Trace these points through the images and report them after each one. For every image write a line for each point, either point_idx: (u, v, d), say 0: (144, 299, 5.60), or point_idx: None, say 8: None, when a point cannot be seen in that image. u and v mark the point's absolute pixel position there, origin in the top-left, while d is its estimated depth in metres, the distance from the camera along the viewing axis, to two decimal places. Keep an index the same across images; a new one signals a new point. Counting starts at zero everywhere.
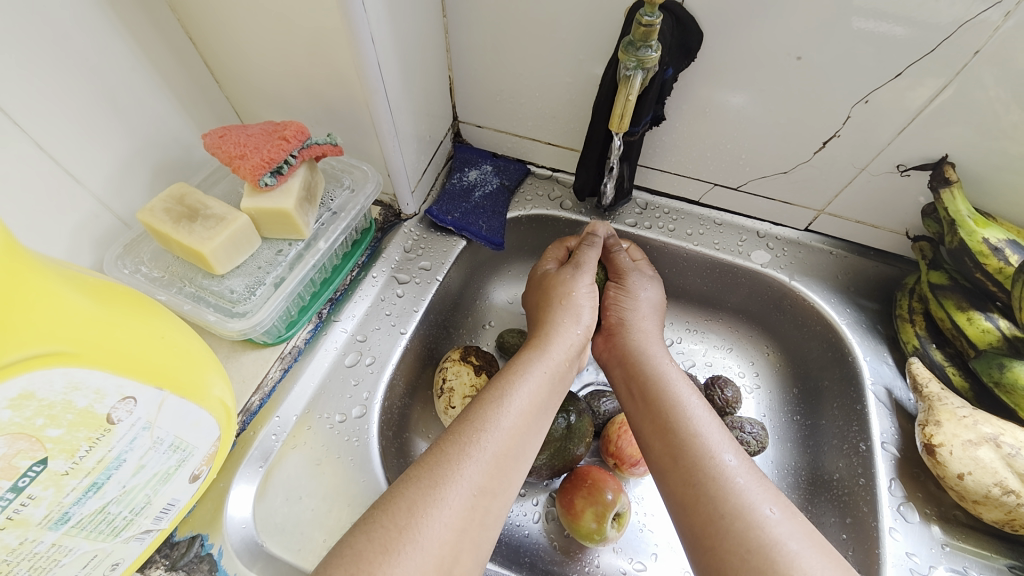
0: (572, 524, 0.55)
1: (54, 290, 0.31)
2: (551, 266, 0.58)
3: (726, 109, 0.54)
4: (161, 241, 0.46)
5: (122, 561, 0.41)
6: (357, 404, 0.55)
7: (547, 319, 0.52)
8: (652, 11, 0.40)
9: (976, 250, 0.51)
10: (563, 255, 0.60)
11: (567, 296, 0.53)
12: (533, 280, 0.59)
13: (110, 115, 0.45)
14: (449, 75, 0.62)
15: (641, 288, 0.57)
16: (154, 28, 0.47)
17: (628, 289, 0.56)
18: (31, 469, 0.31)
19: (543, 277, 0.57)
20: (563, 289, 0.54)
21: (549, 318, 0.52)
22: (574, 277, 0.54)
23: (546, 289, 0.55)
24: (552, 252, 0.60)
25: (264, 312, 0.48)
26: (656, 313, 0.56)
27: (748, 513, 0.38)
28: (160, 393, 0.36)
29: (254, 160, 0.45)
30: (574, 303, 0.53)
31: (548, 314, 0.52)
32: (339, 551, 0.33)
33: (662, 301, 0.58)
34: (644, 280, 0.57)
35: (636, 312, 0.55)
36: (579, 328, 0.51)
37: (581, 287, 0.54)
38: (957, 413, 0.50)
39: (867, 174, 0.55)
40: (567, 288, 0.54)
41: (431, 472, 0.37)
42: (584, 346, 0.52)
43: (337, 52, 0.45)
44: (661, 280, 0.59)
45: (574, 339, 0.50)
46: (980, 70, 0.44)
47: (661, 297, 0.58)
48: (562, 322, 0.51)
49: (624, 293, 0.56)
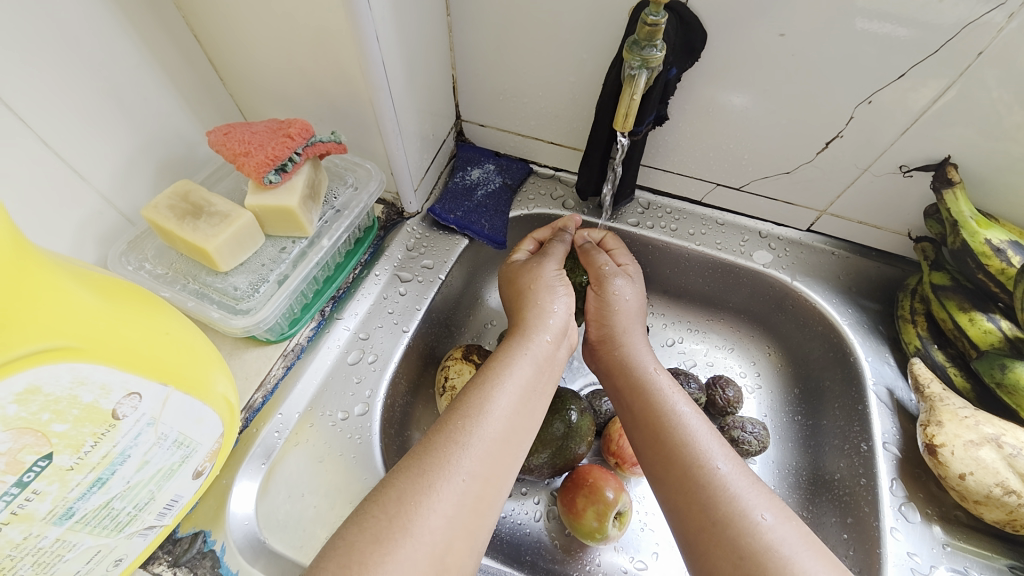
0: (574, 523, 0.55)
1: (61, 285, 0.31)
2: (521, 258, 0.59)
3: (729, 110, 0.55)
4: (165, 238, 0.46)
5: (125, 557, 0.41)
6: (360, 401, 0.55)
7: (522, 309, 0.52)
8: (657, 11, 0.40)
9: (978, 252, 0.51)
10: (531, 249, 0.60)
11: (535, 282, 0.54)
12: (502, 275, 0.59)
13: (114, 112, 0.45)
14: (453, 74, 0.62)
15: (624, 291, 0.55)
16: (159, 25, 0.47)
17: (608, 293, 0.55)
18: (37, 464, 0.31)
19: (511, 270, 0.57)
20: (531, 277, 0.54)
21: (524, 307, 0.52)
22: (538, 265, 0.55)
23: (514, 283, 0.55)
24: (521, 243, 0.60)
25: (268, 309, 0.48)
26: (637, 317, 0.55)
27: (740, 519, 0.38)
28: (165, 389, 0.36)
29: (258, 157, 0.45)
30: (544, 291, 0.53)
31: (523, 302, 0.53)
32: (332, 543, 0.34)
33: (643, 300, 0.57)
34: (625, 285, 0.56)
35: (620, 313, 0.54)
36: (551, 314, 0.51)
37: (548, 273, 0.54)
38: (958, 413, 0.50)
39: (870, 175, 0.55)
40: (536, 275, 0.54)
41: (420, 461, 0.38)
42: (567, 328, 0.52)
43: (341, 50, 0.45)
44: (643, 278, 0.58)
45: (554, 326, 0.50)
46: (983, 72, 0.44)
47: (642, 297, 0.57)
48: (541, 313, 0.51)
49: (604, 297, 0.55)
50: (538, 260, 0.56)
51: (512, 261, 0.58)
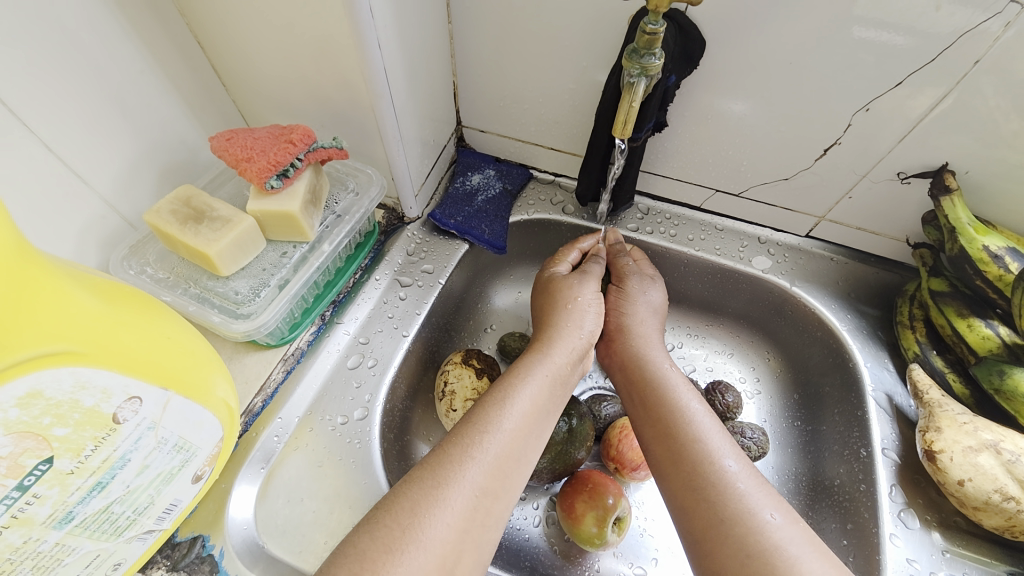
0: (573, 528, 0.55)
1: (63, 289, 0.31)
2: (562, 270, 0.59)
3: (728, 116, 0.55)
4: (168, 243, 0.47)
5: (124, 561, 0.41)
6: (359, 406, 0.55)
7: (550, 322, 0.53)
8: (656, 19, 0.41)
9: (975, 258, 0.51)
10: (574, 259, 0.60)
11: (570, 299, 0.54)
12: (539, 282, 0.59)
13: (117, 117, 0.45)
14: (454, 80, 0.63)
15: (647, 289, 0.57)
16: (162, 31, 0.47)
17: (629, 287, 0.57)
18: (37, 467, 0.31)
19: (549, 281, 0.57)
20: (567, 293, 0.55)
21: (553, 318, 0.53)
22: (580, 283, 0.55)
23: (551, 292, 0.56)
24: (564, 253, 0.60)
25: (268, 313, 0.48)
26: (656, 315, 0.56)
27: (748, 518, 0.38)
28: (165, 393, 0.36)
29: (260, 163, 0.45)
30: (575, 310, 0.53)
31: (550, 318, 0.53)
32: (341, 551, 0.34)
33: (666, 303, 0.58)
34: (643, 284, 0.57)
35: (638, 312, 0.55)
36: (578, 338, 0.51)
37: (585, 287, 0.55)
38: (957, 419, 0.50)
39: (867, 181, 0.55)
40: (573, 294, 0.54)
41: (433, 472, 0.38)
42: (588, 349, 0.52)
43: (344, 57, 0.46)
44: (661, 280, 0.59)
45: (575, 346, 0.50)
46: (980, 79, 0.44)
47: (665, 300, 0.58)
48: (565, 326, 0.52)
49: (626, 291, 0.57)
50: (579, 278, 0.56)
51: (551, 270, 0.59)
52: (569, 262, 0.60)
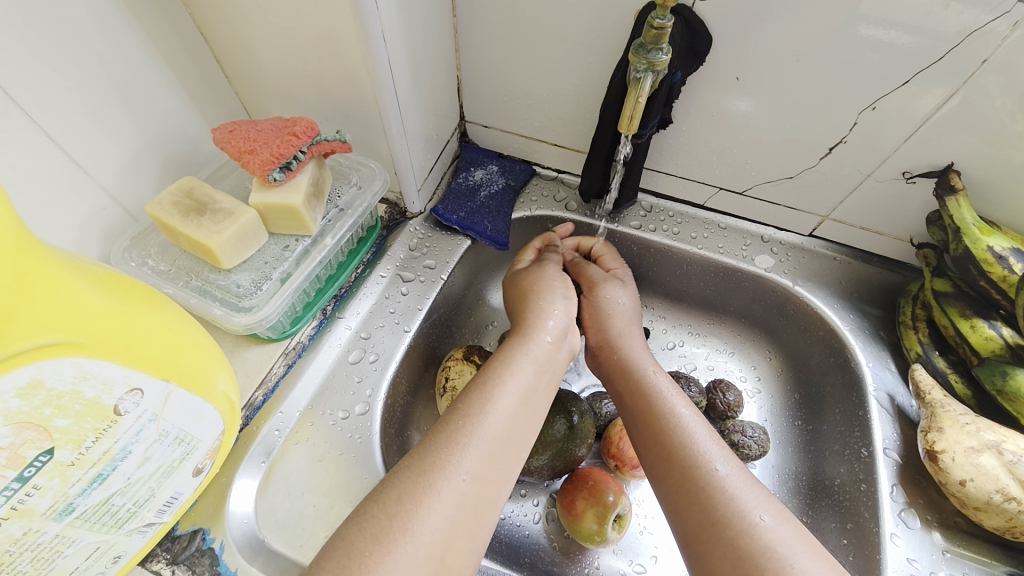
0: (573, 525, 0.55)
1: (63, 280, 0.31)
2: (524, 265, 0.60)
3: (733, 114, 0.55)
4: (169, 234, 0.46)
5: (124, 554, 0.41)
6: (361, 401, 0.55)
7: (523, 308, 0.53)
8: (664, 14, 0.40)
9: (980, 258, 0.51)
10: (532, 257, 0.61)
11: (538, 284, 0.55)
12: (506, 279, 0.60)
13: (120, 108, 0.45)
14: (458, 75, 0.62)
15: (617, 292, 0.58)
16: (166, 22, 0.47)
17: (597, 295, 0.57)
18: (38, 458, 0.31)
19: (514, 275, 0.59)
20: (534, 279, 0.56)
21: (525, 305, 0.53)
22: (540, 269, 0.57)
23: (516, 283, 0.57)
24: (522, 253, 0.62)
25: (270, 307, 0.48)
26: (633, 316, 0.57)
27: (739, 520, 0.38)
28: (167, 385, 0.36)
29: (263, 155, 0.45)
30: (545, 291, 0.54)
31: (523, 304, 0.54)
32: (331, 545, 0.33)
33: (637, 301, 0.59)
34: (618, 289, 0.58)
35: (614, 313, 0.56)
36: (552, 317, 0.52)
37: (550, 274, 0.56)
38: (959, 419, 0.50)
39: (872, 180, 0.55)
40: (539, 278, 0.56)
41: (421, 460, 0.38)
42: (568, 328, 0.52)
43: (348, 50, 0.46)
44: (633, 285, 0.60)
45: (552, 325, 0.51)
46: (987, 79, 0.44)
47: (636, 298, 0.59)
48: (540, 309, 0.52)
49: (593, 298, 0.57)
50: (540, 266, 0.58)
51: (513, 268, 0.60)
52: (529, 260, 0.61)
